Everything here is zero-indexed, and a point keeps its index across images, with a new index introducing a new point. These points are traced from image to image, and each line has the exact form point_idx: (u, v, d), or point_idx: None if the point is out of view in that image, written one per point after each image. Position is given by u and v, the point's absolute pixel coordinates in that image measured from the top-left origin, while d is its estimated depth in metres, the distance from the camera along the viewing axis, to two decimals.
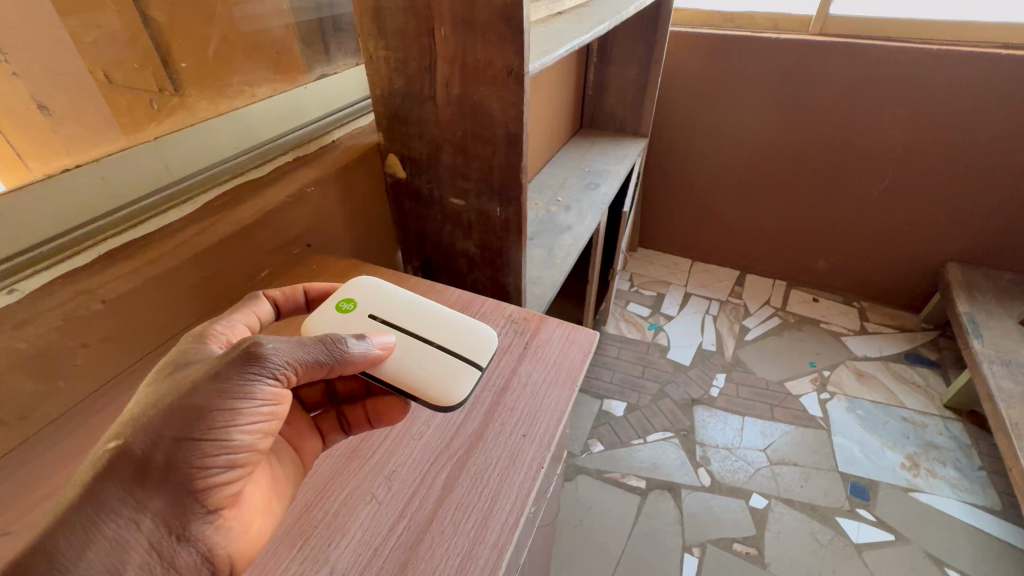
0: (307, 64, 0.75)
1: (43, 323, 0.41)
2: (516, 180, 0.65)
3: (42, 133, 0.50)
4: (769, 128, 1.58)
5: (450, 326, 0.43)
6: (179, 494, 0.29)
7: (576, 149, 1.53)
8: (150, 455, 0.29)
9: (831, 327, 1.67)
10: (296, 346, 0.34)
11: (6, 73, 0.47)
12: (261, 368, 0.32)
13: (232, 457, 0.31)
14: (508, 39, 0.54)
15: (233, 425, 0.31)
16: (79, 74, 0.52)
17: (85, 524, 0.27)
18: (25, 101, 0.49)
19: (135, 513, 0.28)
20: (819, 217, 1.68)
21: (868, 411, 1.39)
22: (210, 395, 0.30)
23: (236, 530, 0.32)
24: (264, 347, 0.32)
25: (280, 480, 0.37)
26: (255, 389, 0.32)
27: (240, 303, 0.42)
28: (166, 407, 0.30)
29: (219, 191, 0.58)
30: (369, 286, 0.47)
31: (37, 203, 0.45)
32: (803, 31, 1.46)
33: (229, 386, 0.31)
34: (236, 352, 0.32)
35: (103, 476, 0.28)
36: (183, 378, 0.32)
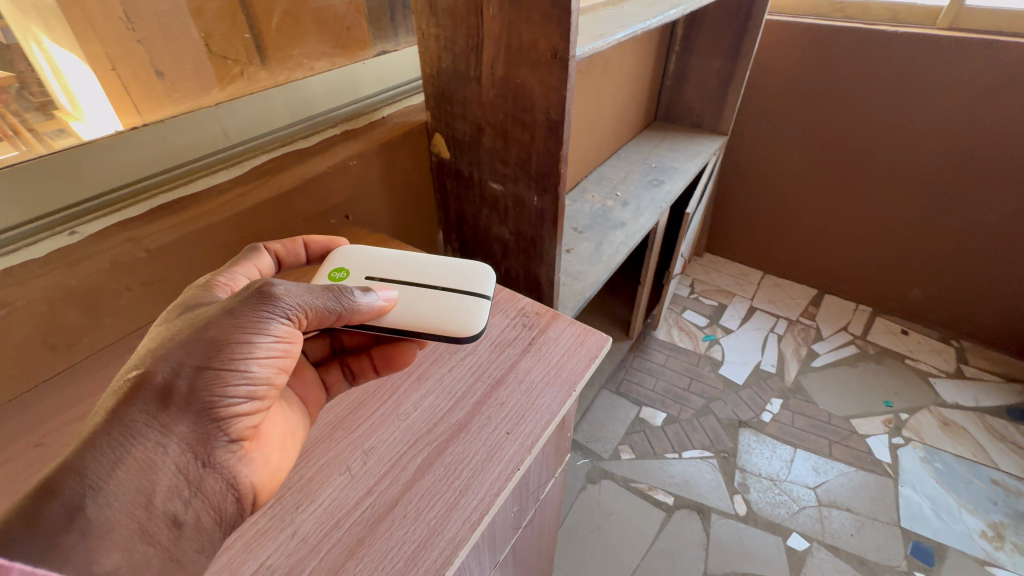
0: (370, 41, 0.75)
1: (95, 262, 0.45)
2: (554, 169, 0.63)
3: (153, 94, 0.54)
4: (869, 134, 1.40)
5: (446, 270, 0.46)
6: (203, 421, 0.31)
7: (645, 143, 1.46)
8: (173, 384, 0.30)
9: (918, 365, 1.47)
10: (307, 292, 0.35)
11: (132, 41, 0.51)
12: (274, 307, 0.33)
13: (251, 390, 0.33)
14: (554, 19, 0.51)
15: (251, 359, 0.32)
16: (190, 43, 0.56)
17: (114, 445, 0.28)
18: (145, 67, 0.53)
19: (162, 437, 0.29)
20: (922, 239, 1.48)
21: (948, 465, 1.21)
22: (228, 330, 0.31)
23: (255, 463, 0.33)
24: (276, 288, 0.33)
25: (292, 426, 0.37)
26: (270, 329, 0.33)
27: (241, 255, 0.43)
28: (184, 341, 0.31)
29: (265, 158, 0.61)
30: (357, 254, 0.48)
31: (105, 155, 0.49)
32: (927, 25, 1.28)
33: (244, 321, 0.32)
34: (249, 292, 0.33)
35: (125, 402, 0.29)
36: (199, 317, 0.32)
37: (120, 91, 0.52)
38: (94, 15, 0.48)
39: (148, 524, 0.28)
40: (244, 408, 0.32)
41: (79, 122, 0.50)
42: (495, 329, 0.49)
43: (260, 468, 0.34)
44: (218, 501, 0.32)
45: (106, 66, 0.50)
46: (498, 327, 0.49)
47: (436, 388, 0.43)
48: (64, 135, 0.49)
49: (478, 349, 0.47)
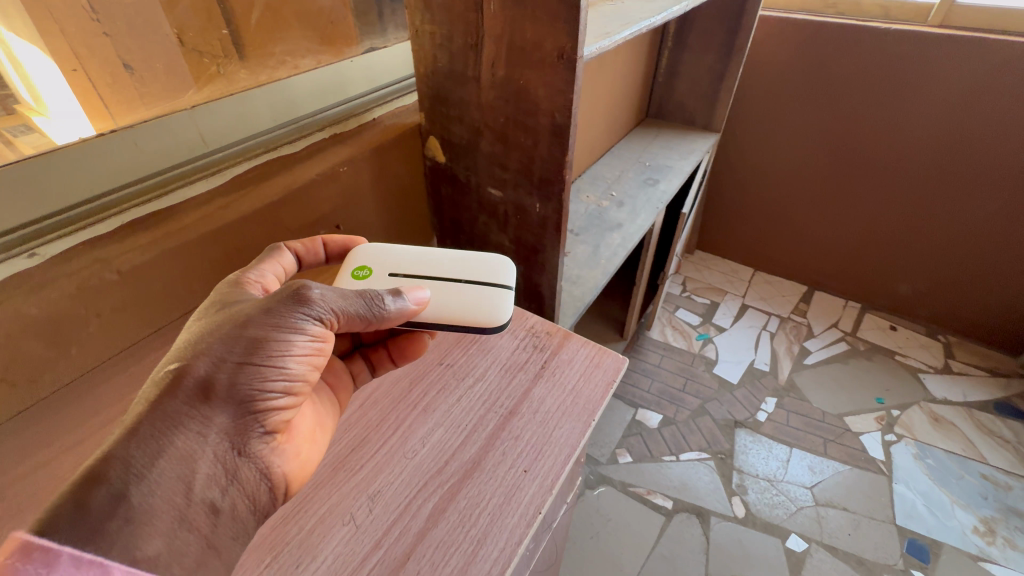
0: (357, 37, 0.70)
1: (59, 288, 0.41)
2: (559, 175, 0.59)
3: (124, 92, 0.50)
4: (860, 131, 1.40)
5: (466, 261, 0.46)
6: (240, 413, 0.31)
7: (638, 140, 1.43)
8: (213, 377, 0.30)
9: (907, 361, 1.49)
10: (340, 295, 0.35)
11: (96, 32, 0.48)
12: (307, 308, 0.33)
13: (286, 386, 0.33)
14: (561, 17, 0.48)
15: (288, 356, 0.32)
16: (160, 35, 0.52)
17: (155, 435, 0.28)
18: (112, 60, 0.49)
19: (203, 427, 0.29)
20: (910, 235, 1.49)
21: (940, 461, 1.23)
22: (266, 328, 0.32)
23: (288, 455, 0.34)
24: (311, 291, 0.34)
25: (323, 418, 0.38)
26: (303, 327, 0.33)
27: (263, 254, 0.42)
28: (221, 336, 0.31)
29: (248, 165, 0.56)
30: (375, 251, 0.48)
31: (68, 165, 0.44)
32: (919, 22, 1.27)
33: (280, 320, 0.32)
34: (286, 292, 0.33)
35: (166, 394, 0.29)
36: (234, 314, 0.33)
37: (87, 87, 0.48)
38: (53, 4, 0.45)
39: (188, 512, 0.28)
40: (279, 402, 0.33)
41: (43, 118, 0.47)
42: (505, 352, 0.46)
43: (293, 460, 0.34)
44: (254, 492, 0.32)
45: (71, 60, 0.47)
46: (507, 349, 0.46)
47: (444, 421, 0.40)
48: (27, 132, 0.45)
49: (487, 375, 0.44)
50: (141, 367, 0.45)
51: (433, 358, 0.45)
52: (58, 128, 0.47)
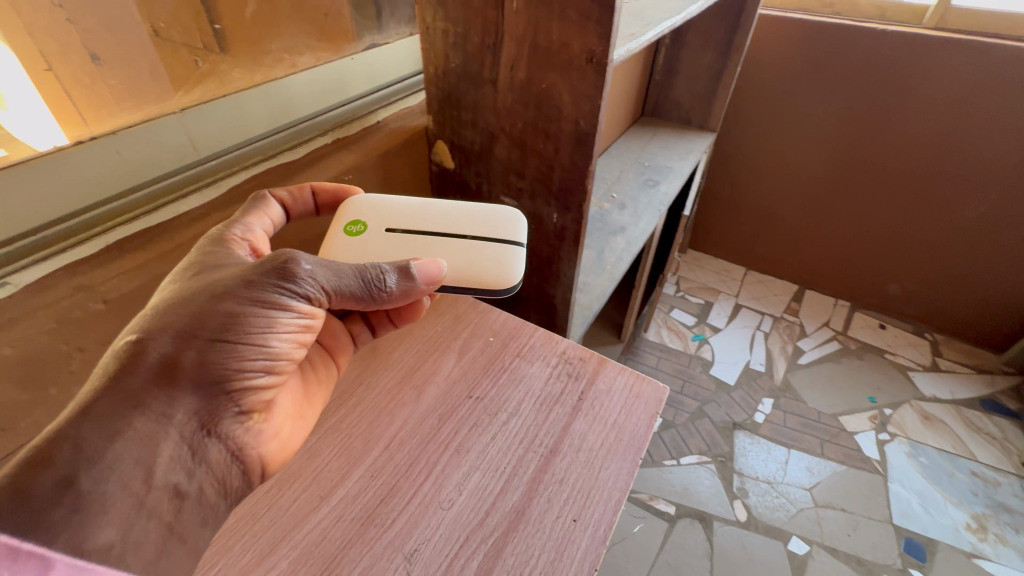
0: (356, 32, 0.66)
1: (35, 323, 0.36)
2: (580, 184, 0.56)
3: (95, 89, 0.44)
4: (855, 131, 1.40)
5: (470, 218, 0.45)
6: (211, 392, 0.30)
7: (635, 139, 1.39)
8: (183, 354, 0.29)
9: (897, 359, 1.52)
10: (331, 271, 0.34)
11: (58, 20, 0.41)
12: (291, 285, 0.32)
13: (263, 361, 0.33)
14: (593, 17, 0.44)
15: (265, 332, 0.32)
16: (134, 27, 0.45)
17: (117, 414, 0.27)
18: (78, 52, 0.43)
19: (168, 405, 0.29)
20: (900, 235, 1.51)
21: (932, 459, 1.25)
22: (242, 301, 0.31)
23: (263, 432, 0.34)
24: (299, 267, 0.32)
25: (303, 395, 0.38)
26: (284, 301, 0.32)
27: (249, 204, 0.40)
28: (192, 309, 0.30)
29: (245, 176, 0.51)
30: (372, 205, 0.46)
31: (42, 179, 0.39)
32: (914, 24, 1.27)
33: (260, 296, 0.32)
34: (269, 265, 0.32)
35: (129, 370, 0.28)
36: (206, 284, 0.32)
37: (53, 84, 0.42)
38: None
39: (148, 498, 0.27)
40: (255, 379, 0.33)
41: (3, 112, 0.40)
42: (537, 383, 0.42)
43: (268, 438, 0.34)
44: (224, 472, 0.31)
45: (36, 54, 0.40)
46: (539, 379, 0.43)
47: (480, 464, 0.37)
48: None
49: (521, 409, 0.40)
50: None
51: (461, 391, 0.42)
52: (20, 128, 0.41)
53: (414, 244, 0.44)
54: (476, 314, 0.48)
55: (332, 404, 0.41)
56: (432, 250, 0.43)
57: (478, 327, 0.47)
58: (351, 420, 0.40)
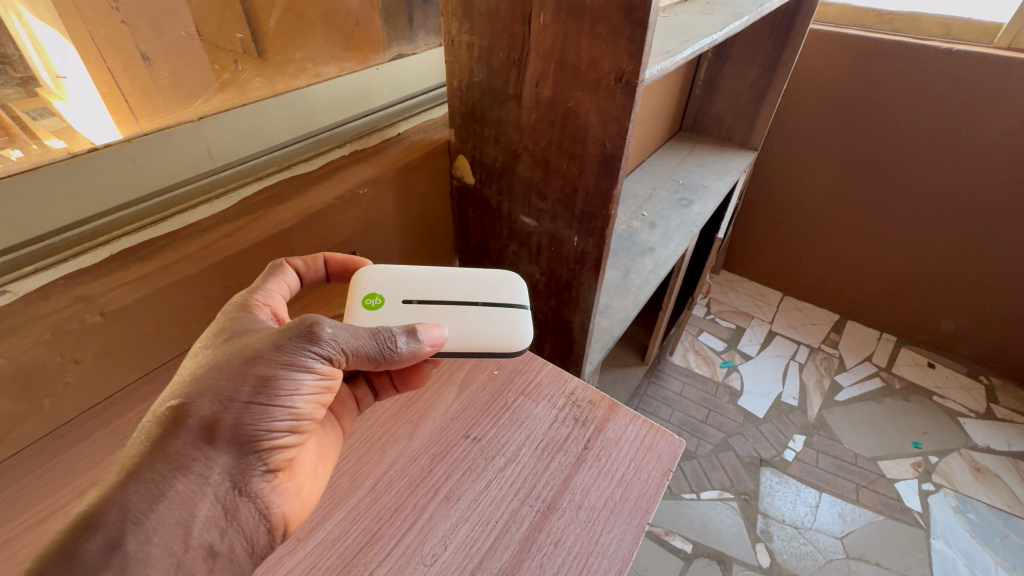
0: (385, 42, 0.64)
1: (29, 334, 0.36)
2: (604, 208, 0.53)
3: (144, 87, 0.46)
4: (910, 155, 1.31)
5: (477, 280, 0.44)
6: (245, 454, 0.29)
7: (672, 155, 1.33)
8: (217, 418, 0.28)
9: (947, 403, 1.40)
10: (351, 332, 0.33)
11: (114, 21, 0.43)
12: (318, 347, 0.31)
13: (292, 423, 0.31)
14: (624, 35, 0.41)
15: (294, 394, 0.30)
16: (185, 28, 0.47)
17: (158, 477, 0.26)
18: (129, 51, 0.44)
19: (206, 468, 0.28)
20: (957, 268, 1.40)
21: (982, 516, 1.14)
22: (273, 365, 0.30)
23: (291, 492, 0.32)
24: (323, 330, 0.31)
25: (322, 452, 0.35)
26: (311, 364, 0.31)
27: (267, 271, 0.39)
28: (226, 372, 0.29)
29: (258, 185, 0.50)
30: (380, 275, 0.44)
31: (53, 184, 0.38)
32: (984, 43, 1.18)
33: (291, 357, 0.30)
34: (297, 326, 0.31)
35: (169, 435, 0.27)
36: (239, 346, 0.31)
37: (108, 81, 0.44)
38: None
39: (185, 558, 0.26)
40: (282, 440, 0.31)
41: (61, 102, 0.42)
42: (541, 425, 0.39)
43: (295, 499, 0.32)
44: (255, 533, 0.30)
45: (90, 45, 0.42)
46: (543, 422, 0.40)
47: (470, 514, 0.34)
48: (47, 116, 0.41)
49: (521, 455, 0.37)
50: (121, 419, 0.40)
51: (458, 429, 0.39)
52: (79, 120, 0.43)
53: (429, 312, 0.41)
54: None
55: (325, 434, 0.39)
56: (447, 317, 0.41)
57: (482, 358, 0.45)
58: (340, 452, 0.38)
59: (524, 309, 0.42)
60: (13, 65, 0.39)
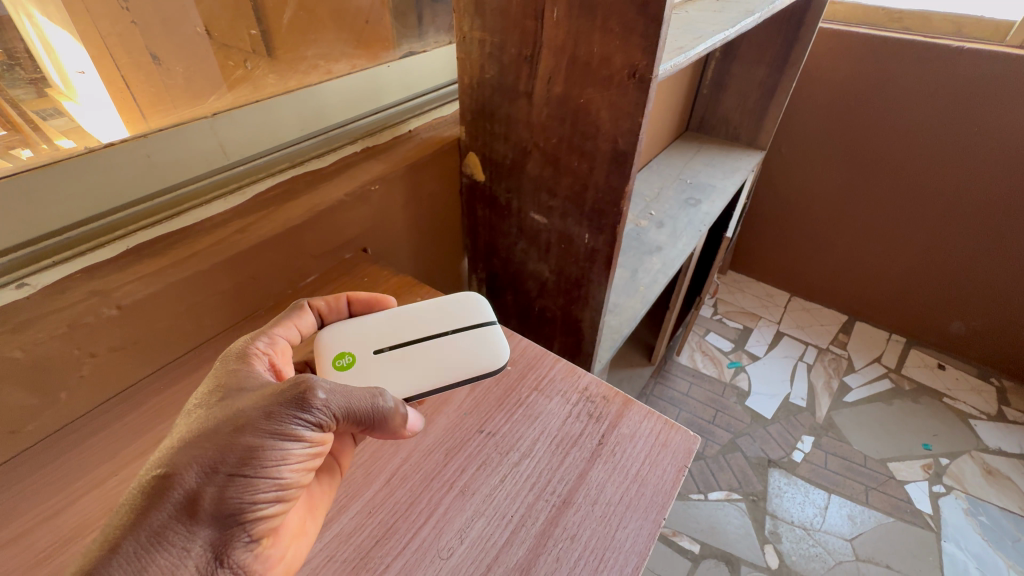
0: (394, 40, 0.65)
1: (45, 327, 0.36)
2: (614, 206, 0.53)
3: (152, 86, 0.46)
4: (920, 154, 1.30)
5: (438, 311, 0.43)
6: (226, 528, 0.27)
7: (678, 155, 1.33)
8: (201, 490, 0.26)
9: (957, 405, 1.39)
10: (345, 395, 0.31)
11: (125, 21, 0.43)
12: (310, 413, 0.29)
13: (279, 492, 0.29)
14: (637, 30, 0.41)
15: (281, 462, 0.29)
16: (191, 28, 0.47)
17: (137, 553, 0.24)
18: (140, 50, 0.45)
19: (186, 543, 0.25)
20: (968, 268, 1.39)
21: (994, 519, 1.13)
22: (262, 433, 0.28)
23: (276, 565, 0.29)
24: (317, 394, 0.30)
25: (312, 512, 0.32)
26: (300, 431, 0.29)
27: (284, 312, 0.40)
28: (212, 439, 0.27)
29: (271, 182, 0.51)
30: (340, 334, 0.41)
31: (72, 179, 0.39)
32: (995, 41, 1.17)
33: (280, 425, 0.29)
34: (290, 391, 0.29)
35: (147, 508, 0.25)
36: (229, 410, 0.29)
37: (117, 80, 0.44)
38: None
39: None
40: (267, 510, 0.28)
41: (71, 102, 0.42)
42: (555, 421, 0.39)
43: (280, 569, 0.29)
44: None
45: (100, 43, 0.42)
46: (557, 417, 0.39)
47: (485, 509, 0.34)
48: (58, 116, 0.41)
49: (535, 450, 0.37)
50: (135, 413, 0.40)
51: (472, 424, 0.39)
52: (89, 119, 0.42)
53: (404, 353, 0.40)
54: None
55: None
56: (423, 353, 0.40)
57: None
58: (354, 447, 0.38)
59: (492, 323, 0.43)
60: (24, 65, 0.39)
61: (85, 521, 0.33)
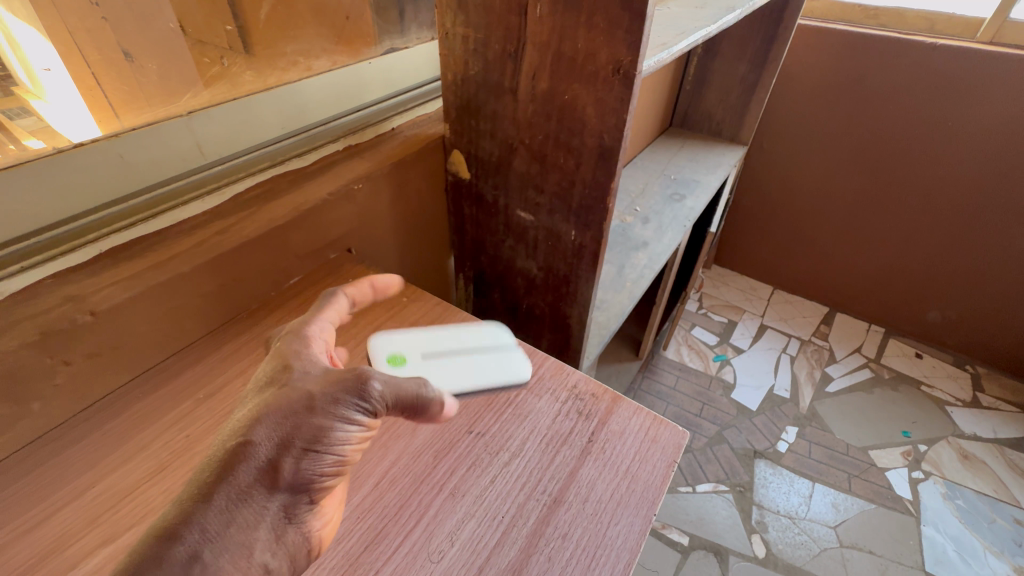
0: (376, 36, 0.64)
1: (17, 335, 0.34)
2: (601, 203, 0.53)
3: (125, 85, 0.44)
4: (896, 148, 1.33)
5: (476, 334, 0.47)
6: (296, 494, 0.29)
7: (662, 150, 1.34)
8: (276, 458, 0.28)
9: (934, 392, 1.43)
10: (400, 388, 0.31)
11: (94, 16, 0.42)
12: (366, 399, 0.30)
13: (341, 468, 0.30)
14: (622, 25, 0.41)
15: (344, 442, 0.30)
16: (165, 22, 0.46)
17: (225, 506, 0.27)
18: (110, 47, 0.43)
19: (264, 502, 0.28)
20: (943, 259, 1.42)
21: (970, 502, 1.17)
22: (328, 414, 0.30)
23: (333, 528, 0.31)
24: (373, 383, 0.31)
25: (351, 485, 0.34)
26: (360, 415, 0.30)
27: (318, 302, 0.38)
28: (285, 416, 0.29)
29: (250, 182, 0.50)
30: (390, 339, 0.45)
31: (39, 181, 0.38)
32: (967, 37, 1.20)
33: (342, 407, 0.30)
34: (350, 378, 0.31)
35: (231, 469, 0.28)
36: (298, 390, 0.31)
37: (88, 78, 0.42)
38: None
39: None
40: (330, 482, 0.30)
41: (39, 101, 0.40)
42: (545, 419, 0.39)
43: (335, 532, 0.32)
44: (296, 564, 0.29)
45: (68, 41, 0.41)
46: (547, 415, 0.39)
47: (476, 510, 0.34)
48: (25, 116, 0.40)
49: (525, 449, 0.37)
50: (115, 420, 0.39)
51: (461, 425, 0.39)
52: (59, 120, 0.41)
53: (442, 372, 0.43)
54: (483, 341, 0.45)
55: None
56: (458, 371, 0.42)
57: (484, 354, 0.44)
58: None
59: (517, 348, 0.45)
60: None
61: (65, 534, 0.32)
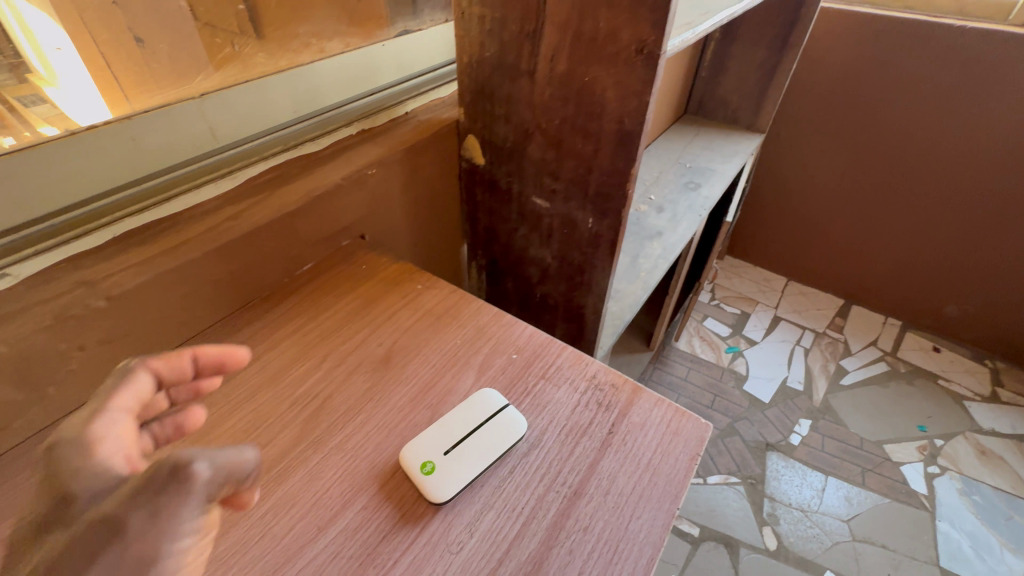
0: (388, 18, 0.62)
1: (32, 319, 0.34)
2: (619, 189, 0.51)
3: (135, 68, 0.44)
4: (919, 136, 1.29)
5: None
6: None
7: (677, 138, 1.31)
8: None
9: (952, 386, 1.40)
10: (227, 464, 0.22)
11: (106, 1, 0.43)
12: (194, 495, 0.20)
13: None
14: (647, 3, 0.39)
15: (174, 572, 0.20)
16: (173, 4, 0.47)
17: None
18: (121, 30, 0.44)
19: None
20: (965, 251, 1.39)
21: (987, 498, 1.15)
22: (146, 541, 0.19)
23: None
24: (197, 468, 0.21)
25: None
26: (189, 523, 0.20)
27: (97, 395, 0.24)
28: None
29: (263, 166, 0.49)
30: None
31: (52, 165, 0.37)
32: (999, 20, 1.15)
33: (161, 526, 0.20)
34: (152, 473, 0.20)
35: None
36: (79, 523, 0.20)
37: (98, 61, 0.42)
38: None
39: None
40: None
41: (51, 87, 0.40)
42: (563, 410, 0.38)
43: None
44: None
45: (78, 23, 0.41)
46: (566, 406, 0.39)
47: (495, 501, 0.33)
48: (39, 103, 0.39)
49: (544, 440, 0.36)
50: None
51: None
52: (68, 104, 0.40)
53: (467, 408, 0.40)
54: (498, 330, 0.45)
55: (340, 423, 0.37)
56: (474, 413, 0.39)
57: (501, 342, 0.44)
58: (357, 440, 0.36)
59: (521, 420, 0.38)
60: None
61: None
